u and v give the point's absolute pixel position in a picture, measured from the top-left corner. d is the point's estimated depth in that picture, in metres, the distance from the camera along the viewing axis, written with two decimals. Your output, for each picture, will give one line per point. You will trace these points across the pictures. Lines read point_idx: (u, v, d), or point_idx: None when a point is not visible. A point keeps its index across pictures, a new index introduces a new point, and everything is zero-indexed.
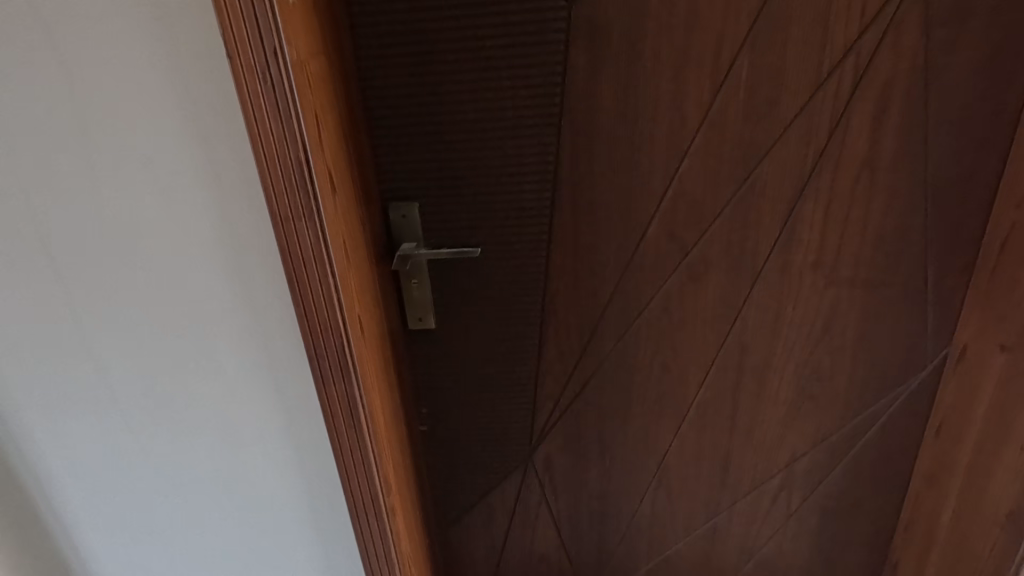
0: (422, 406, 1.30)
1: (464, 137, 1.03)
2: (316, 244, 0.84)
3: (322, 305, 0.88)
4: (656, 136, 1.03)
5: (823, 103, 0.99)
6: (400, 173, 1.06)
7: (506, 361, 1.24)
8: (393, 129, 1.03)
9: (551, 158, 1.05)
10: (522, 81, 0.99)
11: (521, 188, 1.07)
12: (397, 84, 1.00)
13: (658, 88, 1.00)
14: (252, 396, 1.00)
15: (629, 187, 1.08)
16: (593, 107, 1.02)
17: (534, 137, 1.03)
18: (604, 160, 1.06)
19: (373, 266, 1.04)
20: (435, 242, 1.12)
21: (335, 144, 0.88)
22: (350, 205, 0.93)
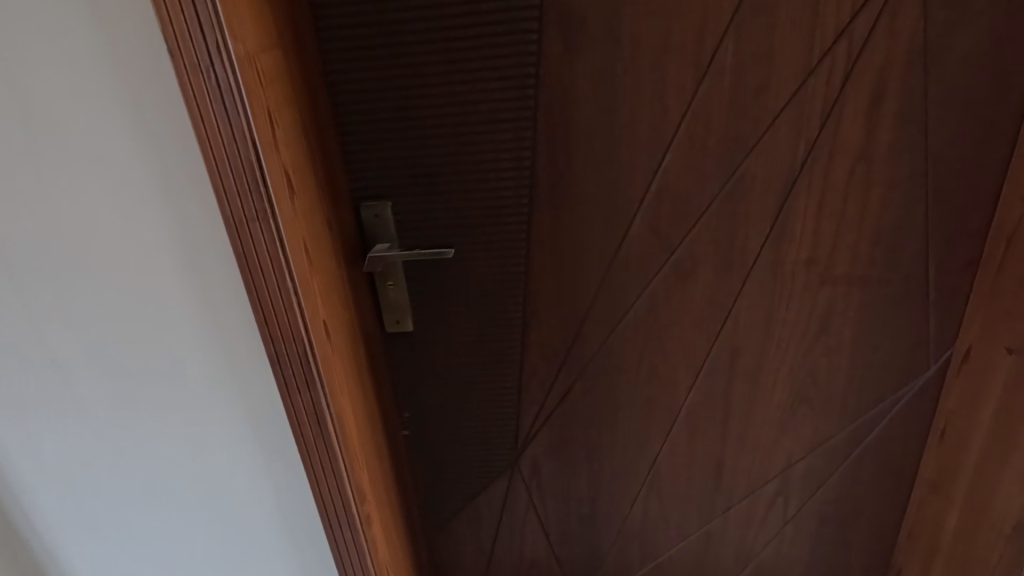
0: (403, 410, 1.26)
1: (435, 133, 0.98)
2: (273, 248, 0.80)
3: (282, 309, 0.85)
4: (636, 130, 0.98)
5: (814, 91, 0.92)
6: (371, 171, 1.02)
7: (488, 364, 1.20)
8: (361, 126, 0.98)
9: (527, 152, 1.00)
10: (494, 72, 0.94)
11: (497, 184, 1.02)
12: (363, 78, 0.95)
13: (638, 77, 0.94)
14: (221, 403, 0.97)
15: (609, 184, 1.03)
16: (571, 99, 0.97)
17: (508, 131, 0.98)
18: (583, 154, 1.01)
19: (343, 268, 1.01)
20: (410, 242, 1.08)
21: (293, 142, 0.84)
22: (312, 205, 0.89)
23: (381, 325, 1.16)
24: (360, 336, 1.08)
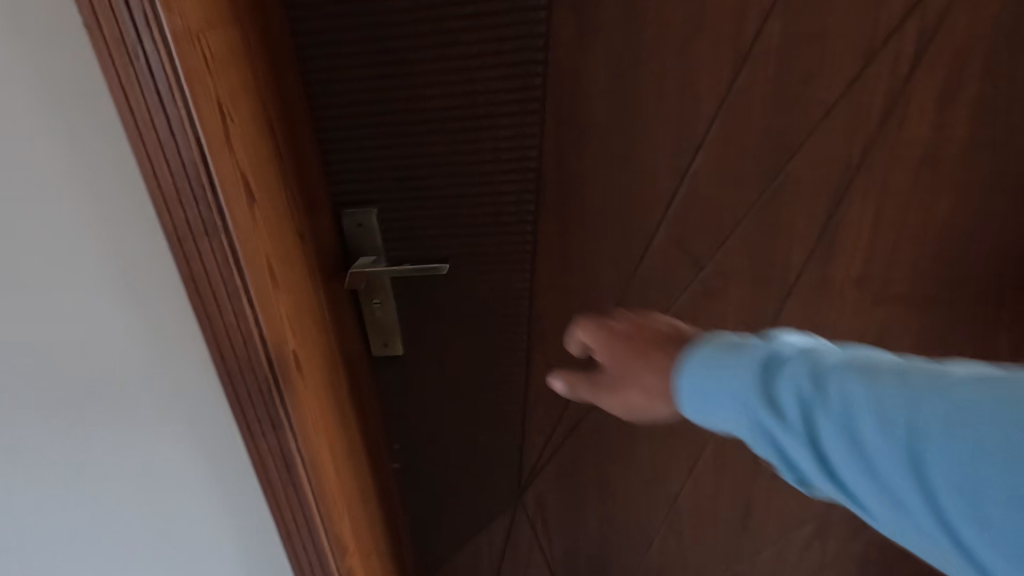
0: (394, 441, 1.13)
1: (426, 131, 0.84)
2: (226, 269, 0.67)
3: (240, 342, 0.71)
4: (662, 127, 0.83)
5: (876, 79, 0.78)
6: (352, 174, 0.88)
7: (487, 391, 1.06)
8: (340, 123, 0.84)
9: (533, 152, 0.85)
10: (494, 59, 0.79)
11: (497, 190, 0.87)
12: (341, 66, 0.80)
13: (665, 63, 0.80)
14: (173, 448, 0.83)
15: (628, 188, 0.88)
16: (585, 90, 0.82)
17: (512, 128, 0.83)
18: (598, 154, 0.86)
19: (319, 288, 0.87)
20: (398, 255, 0.94)
21: (254, 141, 0.70)
22: (278, 216, 0.75)
23: (367, 348, 1.02)
24: (340, 363, 0.94)
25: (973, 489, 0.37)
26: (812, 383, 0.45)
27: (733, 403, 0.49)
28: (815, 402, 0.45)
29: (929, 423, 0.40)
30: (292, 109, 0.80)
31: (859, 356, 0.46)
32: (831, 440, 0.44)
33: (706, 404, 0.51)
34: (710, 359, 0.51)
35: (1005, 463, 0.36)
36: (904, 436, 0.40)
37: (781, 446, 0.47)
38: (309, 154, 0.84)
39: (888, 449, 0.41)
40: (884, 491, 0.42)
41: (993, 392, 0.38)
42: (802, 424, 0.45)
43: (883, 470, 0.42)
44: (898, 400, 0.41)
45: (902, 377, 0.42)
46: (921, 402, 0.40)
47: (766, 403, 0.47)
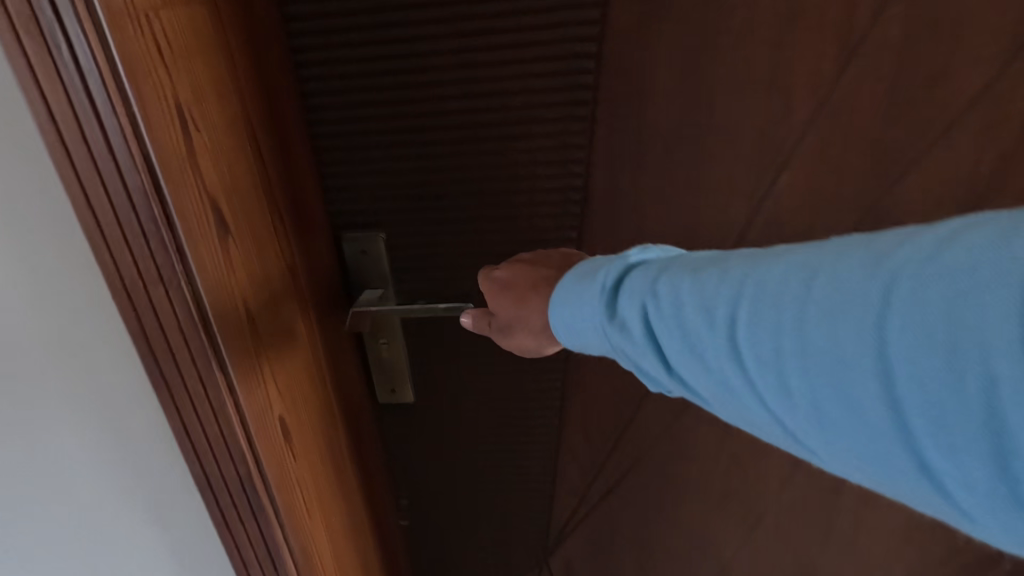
0: (400, 494, 0.98)
1: (446, 140, 0.68)
2: (190, 329, 0.50)
3: (210, 418, 0.55)
4: (742, 142, 0.68)
5: (1011, 85, 0.63)
6: (356, 192, 0.72)
7: (511, 444, 0.91)
8: (341, 130, 0.68)
9: (579, 168, 0.69)
10: (535, 51, 0.63)
11: (532, 214, 0.72)
12: (343, 59, 0.64)
13: (750, 59, 0.63)
14: (126, 543, 0.65)
15: (693, 213, 0.72)
16: (648, 91, 0.66)
17: (552, 138, 0.67)
18: (659, 171, 0.70)
19: (315, 333, 0.70)
20: (410, 288, 0.78)
21: (229, 156, 0.54)
22: (262, 250, 0.59)
23: (373, 395, 0.87)
24: (341, 418, 0.78)
25: (784, 365, 0.36)
26: (650, 290, 0.44)
27: (594, 323, 0.48)
28: (650, 308, 0.44)
29: (746, 309, 0.38)
30: (285, 113, 0.63)
31: (693, 259, 0.45)
32: (664, 340, 0.43)
33: (572, 329, 0.50)
34: (572, 282, 0.51)
35: (807, 332, 0.35)
36: (727, 323, 0.39)
37: (634, 358, 0.46)
38: (305, 168, 0.67)
39: (711, 340, 0.40)
40: (716, 386, 0.41)
41: (799, 271, 0.37)
42: (643, 329, 0.45)
43: (707, 363, 0.41)
44: (719, 291, 0.40)
45: (723, 269, 0.41)
46: (740, 293, 0.39)
47: (613, 316, 0.47)
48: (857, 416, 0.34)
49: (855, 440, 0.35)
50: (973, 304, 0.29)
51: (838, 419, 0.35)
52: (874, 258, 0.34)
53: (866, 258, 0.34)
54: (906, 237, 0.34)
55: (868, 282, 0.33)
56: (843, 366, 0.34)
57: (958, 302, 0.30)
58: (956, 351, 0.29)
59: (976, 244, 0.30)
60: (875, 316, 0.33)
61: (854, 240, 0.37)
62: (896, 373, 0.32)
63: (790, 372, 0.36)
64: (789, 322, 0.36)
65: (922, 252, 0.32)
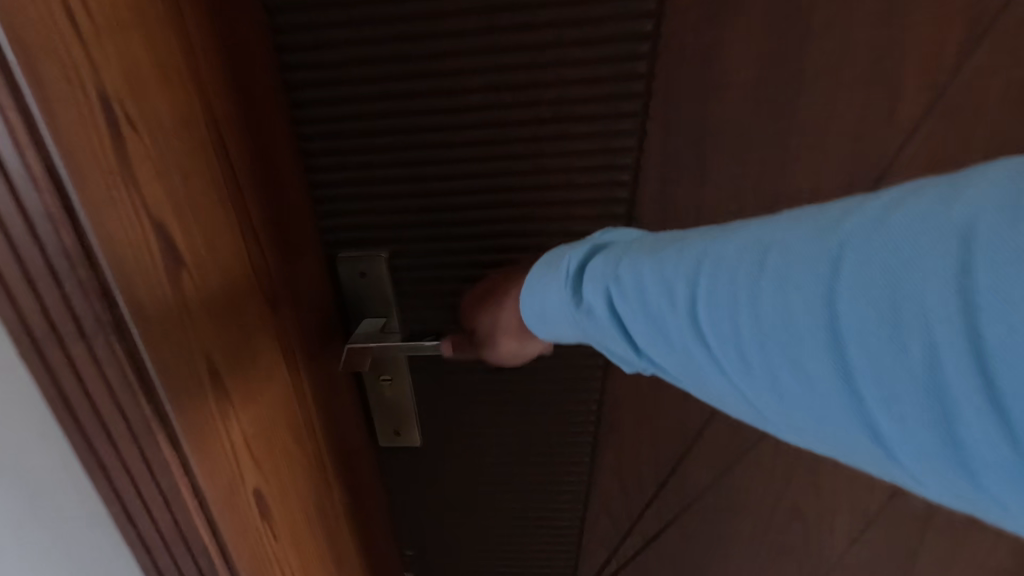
0: (406, 545, 0.86)
1: (463, 141, 0.55)
2: (128, 395, 0.38)
3: (159, 507, 0.42)
4: (830, 146, 0.54)
5: None
6: (354, 204, 0.58)
7: (534, 494, 0.78)
8: (334, 129, 0.54)
9: (626, 175, 0.56)
10: (576, 30, 0.49)
11: (566, 231, 0.59)
12: (336, 41, 0.50)
13: (850, 40, 0.50)
14: None
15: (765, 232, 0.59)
16: (717, 82, 0.53)
17: (593, 139, 0.54)
18: (726, 180, 0.57)
19: (303, 375, 0.58)
20: (418, 318, 0.65)
21: (183, 164, 0.41)
22: (230, 282, 0.46)
23: (372, 441, 0.74)
24: (336, 471, 0.66)
25: (745, 345, 0.31)
26: (608, 270, 0.38)
27: (557, 309, 0.42)
28: (608, 290, 0.38)
29: (705, 286, 0.33)
30: (264, 107, 0.50)
31: (650, 237, 0.39)
32: (624, 324, 0.37)
33: (533, 315, 0.44)
34: (537, 272, 0.43)
35: (767, 309, 0.30)
36: (685, 304, 0.34)
37: (597, 343, 0.40)
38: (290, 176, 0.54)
39: (668, 320, 0.34)
40: (678, 369, 0.36)
41: (756, 238, 0.32)
42: (608, 313, 0.38)
43: (665, 346, 0.36)
44: (674, 266, 0.34)
45: (679, 244, 0.36)
46: (702, 269, 0.33)
47: (572, 300, 0.40)
48: (817, 397, 0.29)
49: (821, 421, 0.30)
50: (924, 267, 0.26)
51: (797, 396, 0.30)
52: (826, 223, 0.29)
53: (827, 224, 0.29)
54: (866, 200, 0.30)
55: (820, 250, 0.29)
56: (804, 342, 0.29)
57: (926, 271, 0.26)
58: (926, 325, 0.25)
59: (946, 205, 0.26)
60: (841, 288, 0.28)
61: (811, 207, 0.32)
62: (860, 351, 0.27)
63: (747, 353, 0.31)
64: (749, 299, 0.31)
65: (875, 215, 0.28)
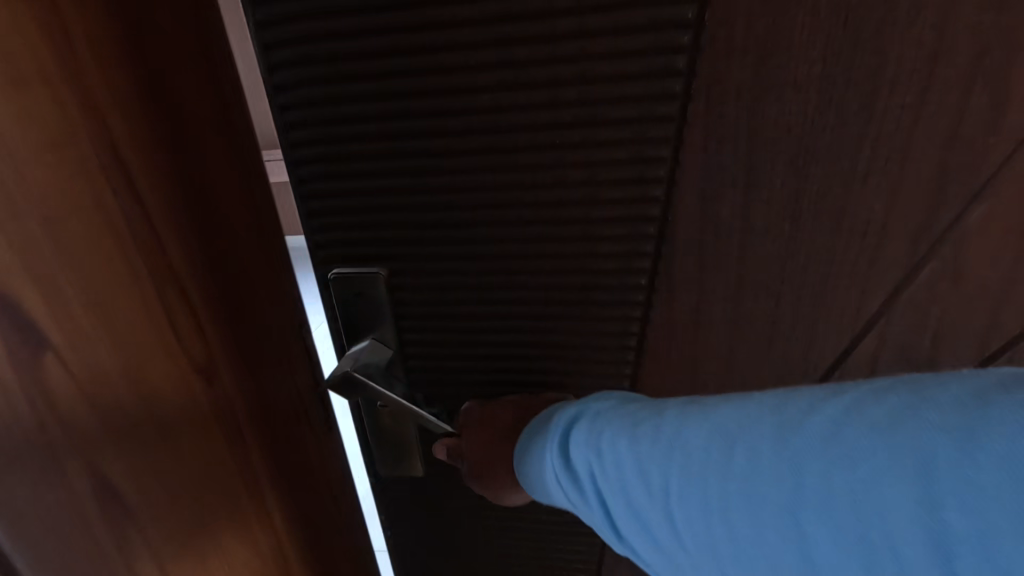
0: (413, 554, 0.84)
1: (459, 159, 0.50)
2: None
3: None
4: (916, 161, 0.44)
5: None
6: (345, 211, 0.55)
7: (551, 518, 0.74)
8: (323, 132, 0.51)
9: (655, 189, 0.49)
10: (597, 23, 0.43)
11: (586, 250, 0.52)
12: (325, 37, 0.47)
13: (948, 27, 0.40)
14: None
15: (824, 259, 0.49)
16: (773, 80, 0.44)
17: (621, 149, 0.47)
18: (778, 197, 0.48)
19: (245, 430, 0.49)
20: (420, 334, 0.61)
21: (46, 203, 0.32)
22: (126, 345, 0.37)
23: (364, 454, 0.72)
24: (304, 523, 0.58)
25: (719, 543, 0.34)
26: (591, 443, 0.41)
27: (545, 474, 0.45)
28: (592, 468, 0.41)
29: (676, 479, 0.36)
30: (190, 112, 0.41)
31: (633, 403, 0.43)
32: (605, 504, 0.40)
33: (531, 482, 0.47)
34: (533, 428, 0.49)
35: (732, 521, 0.33)
36: (660, 493, 0.37)
37: (582, 517, 0.43)
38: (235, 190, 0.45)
39: (645, 508, 0.38)
40: (657, 559, 0.38)
41: (723, 437, 0.35)
42: (595, 493, 0.41)
43: (647, 534, 0.38)
44: (650, 457, 0.37)
45: (653, 419, 0.39)
46: (672, 461, 0.36)
47: (555, 470, 0.43)
48: None
49: None
50: (883, 496, 0.29)
51: None
52: (784, 426, 0.33)
53: (775, 428, 0.33)
54: (801, 390, 0.35)
55: (779, 463, 0.32)
56: (775, 559, 0.32)
57: (885, 498, 0.29)
58: (858, 555, 0.29)
59: (847, 428, 0.31)
60: (782, 499, 0.32)
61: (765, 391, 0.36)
62: (798, 565, 0.31)
63: (714, 559, 0.35)
64: (711, 503, 0.34)
65: (826, 426, 0.31)
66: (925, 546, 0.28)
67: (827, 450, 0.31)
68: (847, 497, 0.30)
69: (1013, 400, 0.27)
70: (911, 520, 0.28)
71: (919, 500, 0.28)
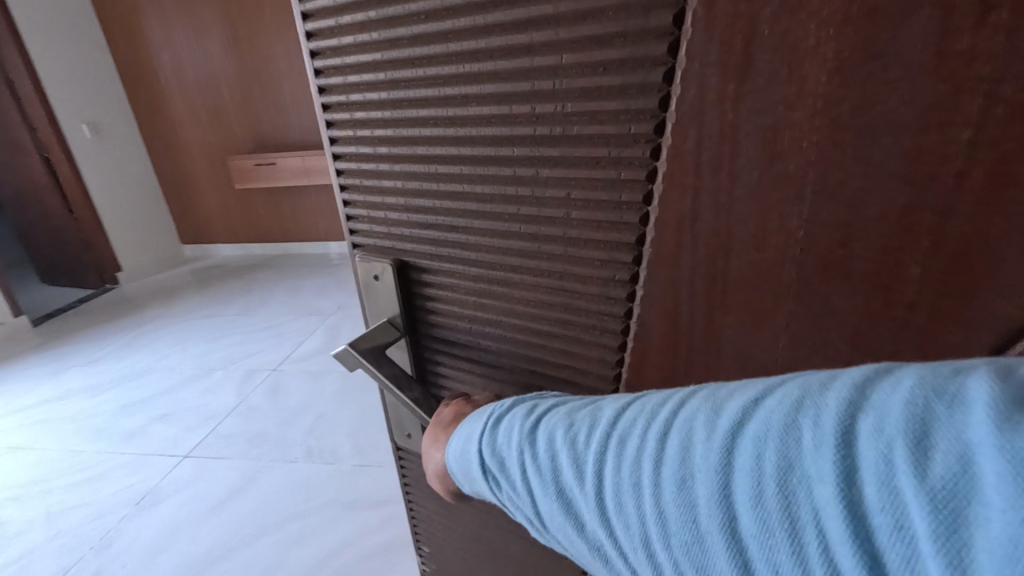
0: (421, 526, 0.82)
1: (444, 158, 0.47)
2: None
3: None
4: (972, 226, 0.29)
5: None
6: (369, 201, 0.55)
7: (529, 545, 0.69)
8: (351, 130, 0.53)
9: (630, 216, 0.40)
10: (568, 31, 0.37)
11: (566, 270, 0.45)
12: (349, 46, 0.48)
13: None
14: None
15: (835, 345, 0.36)
16: (766, 97, 0.32)
17: (599, 169, 0.40)
18: (771, 250, 0.36)
19: None
20: (427, 330, 0.60)
21: None
22: None
23: (387, 411, 0.71)
24: None
25: (644, 532, 0.30)
26: (524, 431, 0.40)
27: (474, 465, 0.43)
28: (523, 457, 0.39)
29: (609, 462, 0.33)
30: None
31: (577, 398, 0.41)
32: (534, 492, 0.38)
33: (457, 467, 0.45)
34: (474, 416, 0.46)
35: (660, 499, 0.29)
36: (594, 477, 0.33)
37: (514, 509, 0.41)
38: None
39: (577, 495, 0.35)
40: (591, 551, 0.35)
41: (659, 425, 0.31)
42: (522, 481, 0.39)
43: (581, 525, 0.35)
44: (587, 449, 0.35)
45: (594, 414, 0.36)
46: (608, 448, 0.33)
47: (485, 459, 0.42)
48: None
49: None
50: (807, 465, 0.24)
51: None
52: (710, 410, 0.30)
53: (705, 409, 0.30)
54: (739, 385, 0.31)
55: (712, 444, 0.28)
56: (703, 546, 0.27)
57: (812, 474, 0.24)
58: (784, 539, 0.24)
59: (773, 405, 0.27)
60: (703, 481, 0.28)
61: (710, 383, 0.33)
62: (726, 551, 0.26)
63: (643, 542, 0.31)
64: (639, 482, 0.31)
65: (756, 407, 0.28)
66: (847, 526, 0.23)
67: (749, 428, 0.27)
68: (770, 469, 0.25)
69: (918, 373, 0.24)
70: (833, 497, 0.23)
71: (839, 474, 0.23)
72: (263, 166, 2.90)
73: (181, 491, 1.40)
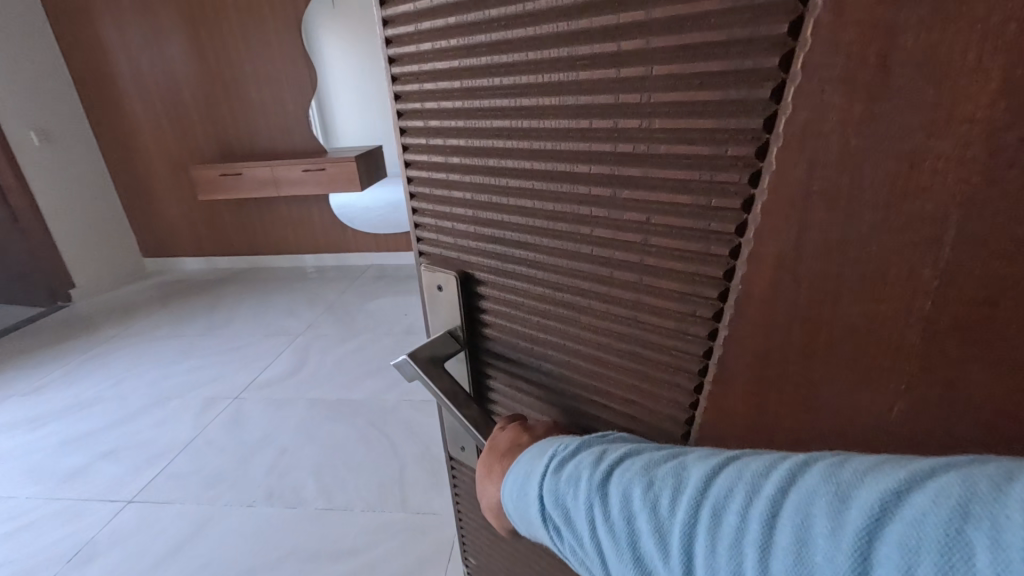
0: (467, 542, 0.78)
1: (518, 172, 0.44)
2: None
3: None
4: None
5: None
6: (437, 212, 0.53)
7: None
8: (425, 140, 0.50)
9: (718, 248, 0.35)
10: (664, 40, 0.33)
11: (640, 300, 0.41)
12: (427, 52, 0.46)
13: None
14: None
15: (966, 423, 0.29)
16: (901, 121, 0.26)
17: (683, 194, 0.36)
18: (890, 302, 0.30)
19: None
20: (486, 347, 0.57)
21: None
22: None
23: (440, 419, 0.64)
24: None
25: None
26: (596, 481, 0.34)
27: (533, 511, 0.37)
28: (593, 513, 0.33)
29: (699, 536, 0.28)
30: None
31: (655, 446, 0.35)
32: (605, 557, 0.33)
33: (513, 502, 0.39)
34: (532, 453, 0.40)
35: None
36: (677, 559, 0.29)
37: (571, 562, 0.36)
38: None
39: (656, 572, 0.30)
40: None
41: (766, 502, 0.27)
42: (592, 542, 0.33)
43: None
44: (670, 523, 0.30)
45: (676, 475, 0.31)
46: (698, 518, 0.29)
47: (546, 506, 0.36)
48: None
49: None
50: None
51: None
52: (833, 499, 0.25)
53: (827, 496, 0.26)
54: (865, 462, 0.26)
55: (844, 543, 0.24)
56: None
57: None
58: None
59: (926, 506, 0.23)
60: None
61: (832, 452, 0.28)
62: None
63: None
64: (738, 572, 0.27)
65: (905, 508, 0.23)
66: None
67: (890, 531, 0.24)
68: None
69: None
70: None
71: None
72: (229, 176, 2.72)
73: (133, 534, 1.29)
